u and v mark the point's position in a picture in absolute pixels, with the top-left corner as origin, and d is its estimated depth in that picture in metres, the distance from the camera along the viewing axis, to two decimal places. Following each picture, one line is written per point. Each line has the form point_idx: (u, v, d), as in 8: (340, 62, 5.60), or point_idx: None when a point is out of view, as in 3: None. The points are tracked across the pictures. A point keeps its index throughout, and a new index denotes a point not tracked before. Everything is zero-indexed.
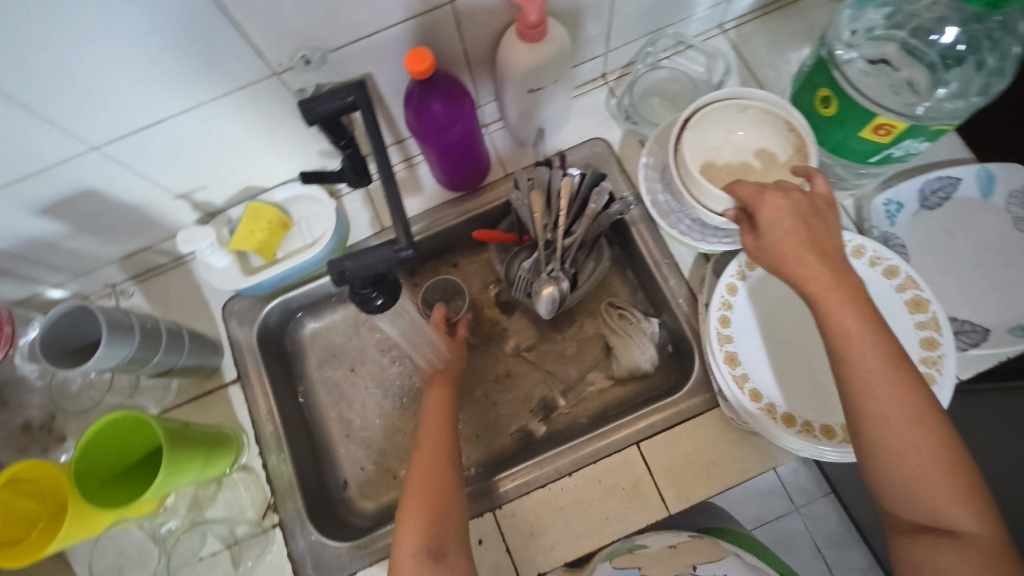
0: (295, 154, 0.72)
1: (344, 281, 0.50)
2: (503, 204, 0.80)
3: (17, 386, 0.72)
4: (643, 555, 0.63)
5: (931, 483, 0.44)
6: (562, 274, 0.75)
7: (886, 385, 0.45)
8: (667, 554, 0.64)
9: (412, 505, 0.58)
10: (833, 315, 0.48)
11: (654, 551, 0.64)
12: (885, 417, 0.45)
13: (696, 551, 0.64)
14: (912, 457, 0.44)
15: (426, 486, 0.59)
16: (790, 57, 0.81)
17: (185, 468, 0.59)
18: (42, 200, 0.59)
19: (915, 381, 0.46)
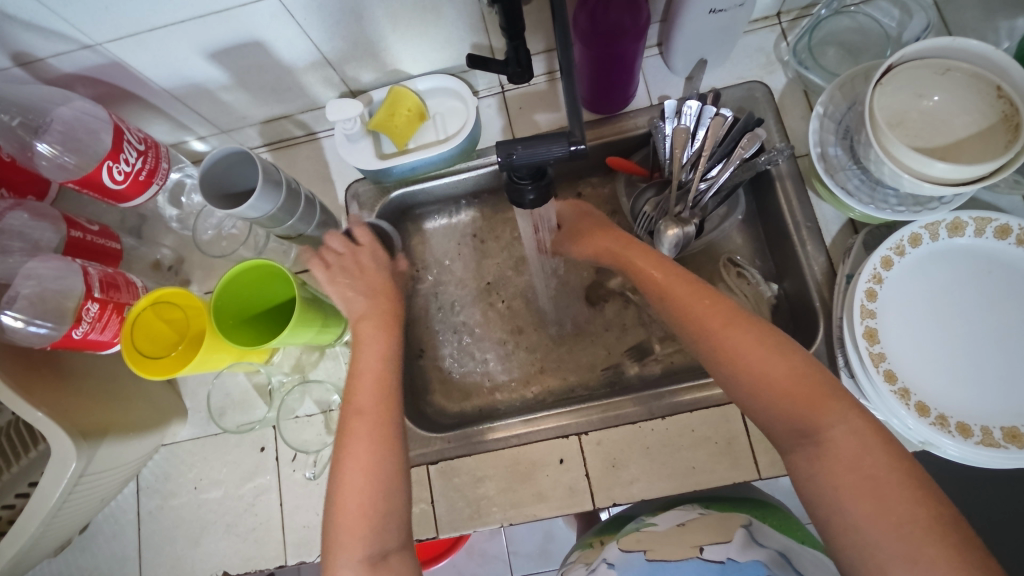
0: (448, 45, 0.69)
1: (508, 167, 0.48)
2: (642, 135, 0.76)
3: (155, 225, 0.77)
4: (647, 538, 0.57)
5: (857, 467, 0.42)
6: (690, 217, 0.70)
7: (771, 362, 0.46)
8: (672, 535, 0.57)
9: (356, 444, 0.51)
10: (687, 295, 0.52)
11: (660, 534, 0.58)
12: (747, 363, 0.47)
13: (705, 529, 0.56)
14: (799, 387, 0.45)
15: (368, 410, 0.52)
16: (1000, 25, 0.71)
17: (309, 327, 0.63)
18: (215, 42, 0.60)
19: (751, 341, 0.48)
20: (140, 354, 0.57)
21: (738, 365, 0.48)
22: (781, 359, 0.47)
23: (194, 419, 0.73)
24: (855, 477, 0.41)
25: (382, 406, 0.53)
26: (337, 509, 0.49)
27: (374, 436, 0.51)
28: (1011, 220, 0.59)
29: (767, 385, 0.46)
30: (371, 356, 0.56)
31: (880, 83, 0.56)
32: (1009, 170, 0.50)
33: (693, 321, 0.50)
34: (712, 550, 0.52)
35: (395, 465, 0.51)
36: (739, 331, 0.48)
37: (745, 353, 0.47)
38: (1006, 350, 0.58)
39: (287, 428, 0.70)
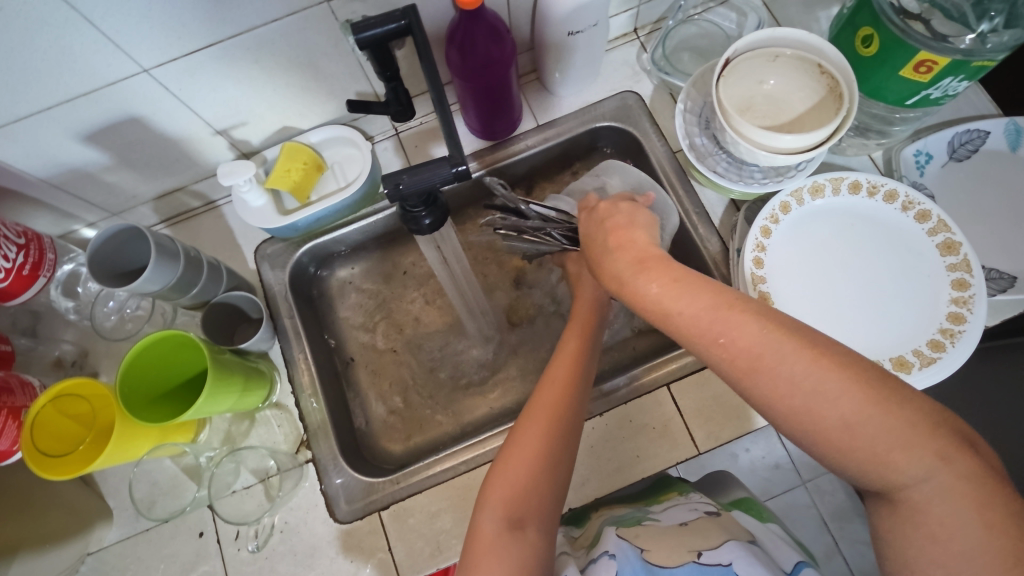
0: (333, 97, 0.71)
1: (398, 196, 0.50)
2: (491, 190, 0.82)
3: (51, 321, 0.73)
4: (645, 532, 0.53)
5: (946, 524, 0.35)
6: None
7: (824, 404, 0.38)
8: (674, 532, 0.53)
9: (529, 428, 0.51)
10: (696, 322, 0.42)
11: (660, 528, 0.54)
12: (800, 403, 0.38)
13: (704, 534, 0.51)
14: (871, 425, 0.37)
15: (543, 412, 0.52)
16: (820, 14, 0.81)
17: (228, 392, 0.61)
18: (89, 123, 0.60)
19: (790, 363, 0.39)
20: (43, 454, 0.53)
21: (800, 406, 0.38)
22: (848, 399, 0.37)
23: (121, 518, 0.68)
24: (932, 522, 0.36)
25: (560, 410, 0.52)
26: (481, 530, 0.46)
27: (533, 440, 0.50)
28: (859, 176, 0.66)
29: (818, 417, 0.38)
30: (571, 344, 0.59)
31: (724, 76, 0.63)
32: (839, 134, 0.58)
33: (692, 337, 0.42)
34: (710, 555, 0.48)
35: (561, 451, 0.51)
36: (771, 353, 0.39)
37: (796, 389, 0.38)
38: (884, 287, 0.64)
39: (224, 505, 0.67)
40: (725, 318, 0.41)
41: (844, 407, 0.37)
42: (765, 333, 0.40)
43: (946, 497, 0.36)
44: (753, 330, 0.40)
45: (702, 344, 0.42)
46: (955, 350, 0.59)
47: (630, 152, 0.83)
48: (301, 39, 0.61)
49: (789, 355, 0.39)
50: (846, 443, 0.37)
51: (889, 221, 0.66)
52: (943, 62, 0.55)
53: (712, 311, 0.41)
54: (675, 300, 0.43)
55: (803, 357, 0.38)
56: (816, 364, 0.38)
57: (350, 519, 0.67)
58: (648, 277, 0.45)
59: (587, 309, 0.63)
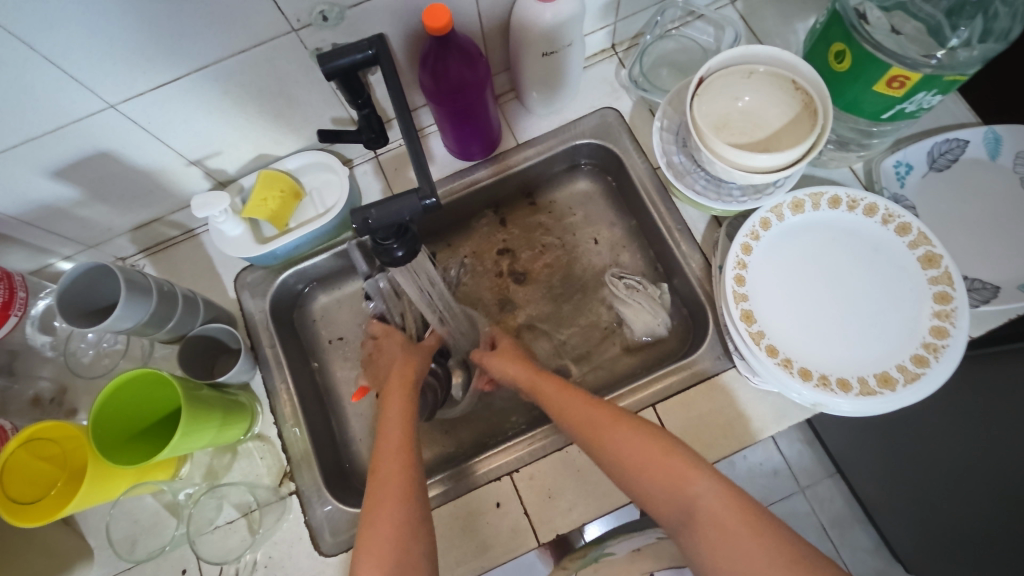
0: (307, 123, 0.71)
1: (368, 230, 0.49)
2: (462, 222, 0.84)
3: (27, 358, 0.71)
4: (604, 568, 0.63)
5: (732, 533, 0.45)
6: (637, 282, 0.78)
7: (651, 461, 0.51)
8: (626, 561, 0.62)
9: (387, 485, 0.52)
10: (575, 408, 0.59)
11: (618, 560, 0.64)
12: (629, 459, 0.52)
13: (654, 559, 0.61)
14: (681, 470, 0.50)
15: (392, 470, 0.53)
16: (798, 26, 0.81)
17: (206, 428, 0.60)
18: (57, 160, 0.59)
19: (639, 429, 0.54)
20: (14, 502, 0.52)
21: (645, 464, 0.52)
22: (667, 444, 0.52)
23: (102, 558, 0.67)
24: (725, 534, 0.46)
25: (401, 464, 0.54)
26: None
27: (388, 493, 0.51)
28: (838, 190, 0.66)
29: (651, 469, 0.51)
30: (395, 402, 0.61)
31: (698, 95, 0.62)
32: (815, 151, 0.57)
33: (570, 416, 0.59)
34: None
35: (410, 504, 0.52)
36: (625, 424, 0.55)
37: (635, 450, 0.53)
38: (856, 305, 0.63)
39: (205, 543, 0.66)
40: (590, 402, 0.59)
41: (675, 458, 0.51)
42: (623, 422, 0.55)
43: (727, 513, 0.47)
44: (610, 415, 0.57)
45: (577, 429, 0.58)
46: (940, 365, 0.58)
47: (611, 168, 0.83)
48: (271, 70, 0.60)
49: (630, 421, 0.55)
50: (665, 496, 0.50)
51: (870, 234, 0.65)
52: (913, 78, 0.54)
53: (581, 393, 0.61)
54: (556, 384, 0.63)
55: (635, 428, 0.54)
56: (642, 430, 0.54)
57: (334, 552, 0.65)
58: (548, 382, 0.64)
59: (412, 370, 0.66)
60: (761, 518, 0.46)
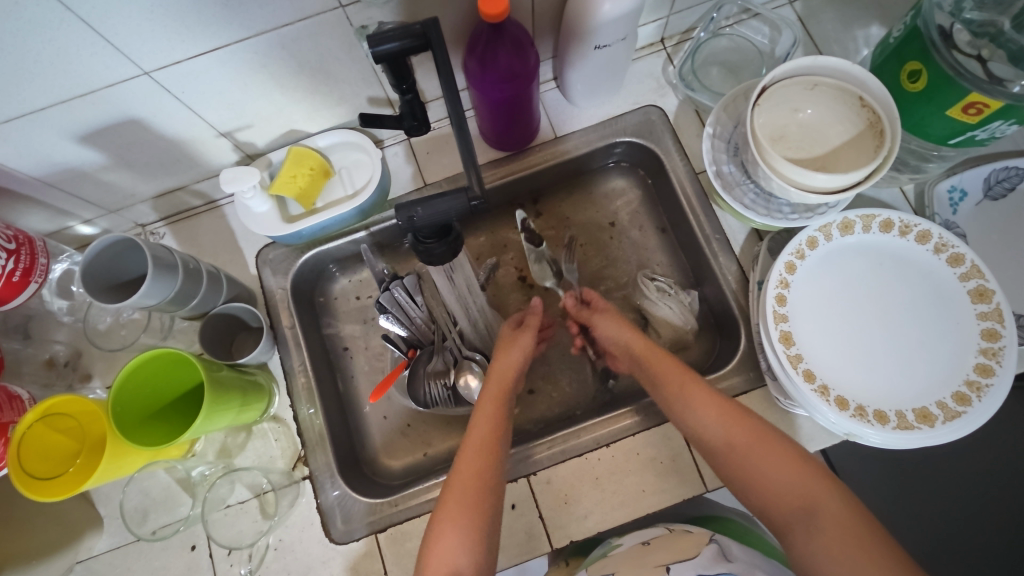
0: (343, 101, 0.68)
1: (411, 227, 0.47)
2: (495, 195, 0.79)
3: (45, 322, 0.70)
4: (614, 561, 0.61)
5: (855, 547, 0.44)
6: (670, 287, 0.75)
7: (767, 459, 0.50)
8: (635, 555, 0.61)
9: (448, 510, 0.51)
10: (702, 401, 0.55)
11: (625, 552, 0.62)
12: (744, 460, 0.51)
13: (663, 549, 0.60)
14: (796, 474, 0.49)
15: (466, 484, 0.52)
16: (858, 34, 0.78)
17: (226, 410, 0.59)
18: (86, 125, 0.56)
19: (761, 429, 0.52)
20: (33, 477, 0.51)
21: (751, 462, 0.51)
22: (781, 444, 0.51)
23: (112, 528, 0.66)
24: (842, 543, 0.44)
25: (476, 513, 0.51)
26: None
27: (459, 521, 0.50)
28: (891, 214, 0.63)
29: (763, 467, 0.50)
30: (482, 425, 0.57)
31: (758, 104, 0.59)
32: (879, 174, 0.55)
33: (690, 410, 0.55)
34: (677, 568, 0.55)
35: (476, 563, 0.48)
36: (742, 421, 0.53)
37: (750, 451, 0.51)
38: (888, 347, 0.61)
39: (216, 522, 0.65)
40: (706, 390, 0.56)
41: (791, 465, 0.49)
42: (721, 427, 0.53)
43: (843, 519, 0.46)
44: (713, 417, 0.54)
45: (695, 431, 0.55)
46: (982, 405, 0.56)
47: (650, 167, 0.80)
48: (312, 45, 0.57)
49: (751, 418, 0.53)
50: (775, 500, 0.49)
51: (919, 261, 0.63)
52: (994, 106, 0.51)
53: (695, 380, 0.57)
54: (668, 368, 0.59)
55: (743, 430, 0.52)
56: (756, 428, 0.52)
57: (345, 540, 0.65)
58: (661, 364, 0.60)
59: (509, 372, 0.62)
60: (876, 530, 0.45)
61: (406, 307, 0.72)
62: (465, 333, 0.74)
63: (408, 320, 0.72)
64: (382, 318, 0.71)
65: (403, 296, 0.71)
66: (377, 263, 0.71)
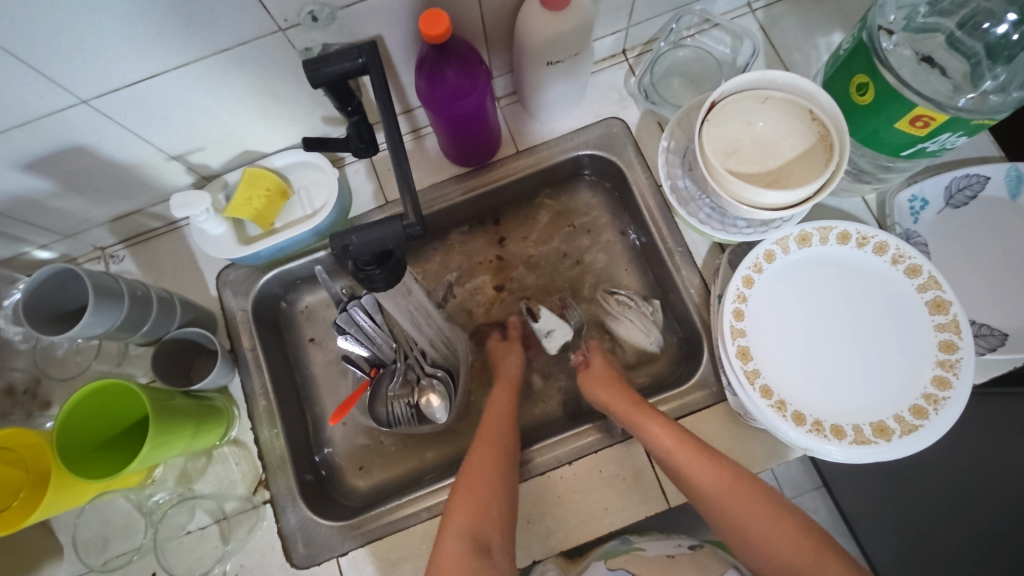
0: (296, 121, 0.67)
1: (348, 256, 0.46)
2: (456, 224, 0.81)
3: (1, 349, 0.69)
4: (635, 561, 0.64)
5: None
6: (632, 298, 0.77)
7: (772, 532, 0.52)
8: (659, 562, 0.63)
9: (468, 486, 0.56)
10: (702, 470, 0.55)
11: (649, 559, 0.64)
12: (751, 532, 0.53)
13: (689, 564, 0.62)
14: (801, 545, 0.51)
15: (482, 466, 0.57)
16: (819, 41, 0.77)
17: (178, 438, 0.58)
18: (28, 154, 0.56)
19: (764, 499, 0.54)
20: None
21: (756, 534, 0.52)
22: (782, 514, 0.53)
23: (71, 557, 0.66)
24: None
25: (490, 497, 0.55)
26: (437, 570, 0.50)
27: (473, 506, 0.54)
28: (848, 226, 0.63)
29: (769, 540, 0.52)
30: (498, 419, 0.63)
31: (708, 119, 0.59)
32: (828, 189, 0.54)
33: (690, 480, 0.56)
34: None
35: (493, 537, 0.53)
36: (744, 488, 0.55)
37: (753, 524, 0.53)
38: (847, 360, 0.61)
39: (175, 549, 0.65)
40: (703, 456, 0.56)
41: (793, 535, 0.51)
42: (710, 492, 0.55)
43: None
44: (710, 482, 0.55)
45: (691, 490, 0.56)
46: (938, 418, 0.56)
47: (614, 180, 0.79)
48: (256, 68, 0.57)
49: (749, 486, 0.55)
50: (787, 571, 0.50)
51: (876, 272, 0.63)
52: (938, 120, 0.51)
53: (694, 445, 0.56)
54: (657, 431, 0.58)
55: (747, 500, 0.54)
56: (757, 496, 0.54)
57: (306, 564, 0.64)
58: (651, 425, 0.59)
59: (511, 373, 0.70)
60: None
61: (367, 328, 0.72)
62: (426, 350, 0.74)
63: (370, 339, 0.72)
64: (342, 339, 0.71)
65: (364, 315, 0.71)
66: (333, 285, 0.69)
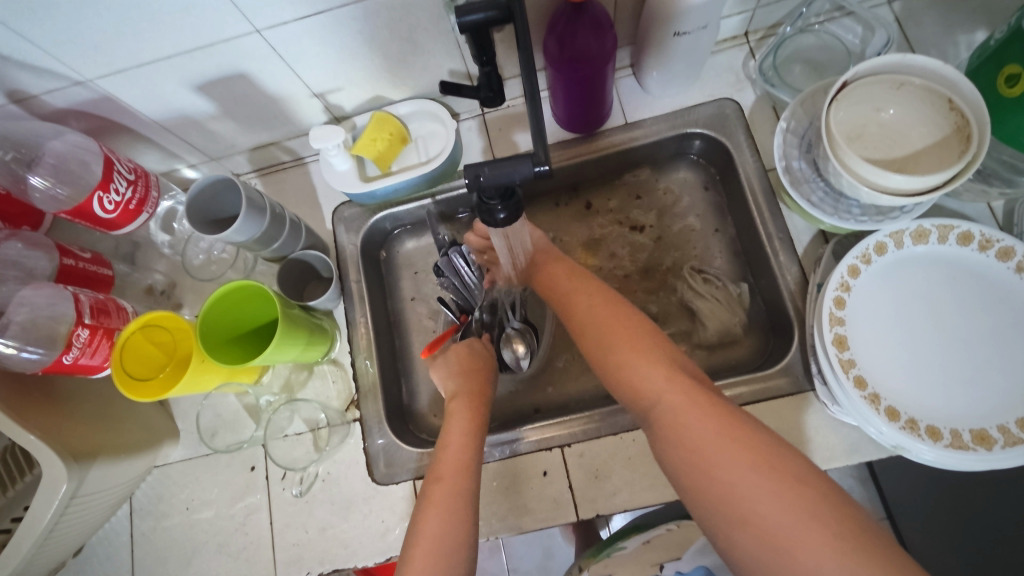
0: (426, 73, 0.72)
1: (477, 188, 0.50)
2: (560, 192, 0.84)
3: (148, 251, 0.79)
4: (614, 562, 0.66)
5: (723, 474, 0.42)
6: (724, 282, 0.76)
7: (664, 389, 0.49)
8: (637, 554, 0.65)
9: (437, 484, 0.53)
10: (606, 334, 0.56)
11: (629, 553, 0.66)
12: (639, 386, 0.51)
13: (664, 548, 0.64)
14: (680, 394, 0.48)
15: (452, 438, 0.58)
16: (960, 38, 0.74)
17: (294, 344, 0.65)
18: (202, 75, 0.63)
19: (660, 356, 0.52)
20: (131, 377, 0.59)
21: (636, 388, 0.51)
22: (671, 367, 0.50)
23: (186, 441, 0.75)
24: (714, 468, 0.43)
25: (457, 474, 0.54)
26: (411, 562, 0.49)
27: (447, 488, 0.53)
28: (972, 227, 0.60)
29: (656, 391, 0.49)
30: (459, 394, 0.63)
31: (836, 100, 0.58)
32: (960, 180, 0.52)
33: (600, 339, 0.56)
34: (667, 568, 0.62)
35: (465, 529, 0.51)
36: (640, 347, 0.53)
37: (647, 387, 0.50)
38: (949, 362, 0.59)
39: (276, 447, 0.72)
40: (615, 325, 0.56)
41: (666, 395, 0.48)
42: (724, 425, 0.44)
43: (719, 446, 0.44)
44: (669, 386, 0.49)
45: (631, 390, 0.51)
46: None
47: (719, 161, 0.79)
48: (405, 17, 0.62)
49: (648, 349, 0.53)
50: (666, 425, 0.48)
51: (996, 279, 0.60)
52: None
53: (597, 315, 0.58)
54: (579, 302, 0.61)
55: (643, 361, 0.51)
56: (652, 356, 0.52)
57: (386, 482, 0.70)
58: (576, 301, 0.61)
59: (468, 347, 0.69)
60: (753, 455, 0.42)
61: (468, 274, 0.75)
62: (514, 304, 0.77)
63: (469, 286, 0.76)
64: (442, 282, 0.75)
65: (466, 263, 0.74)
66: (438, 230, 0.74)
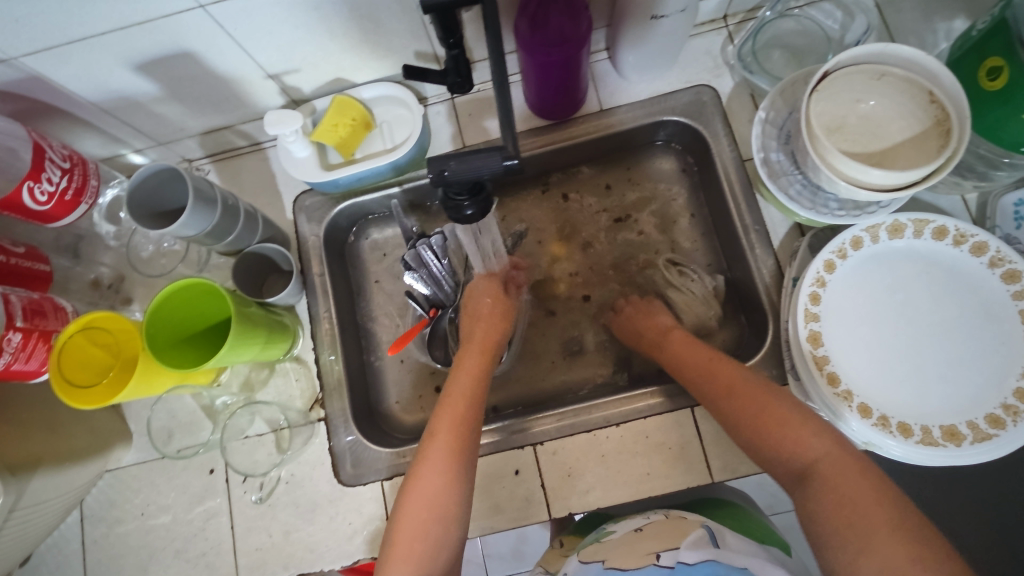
0: (391, 54, 0.68)
1: (442, 183, 0.47)
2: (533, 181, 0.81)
3: (92, 243, 0.73)
4: (605, 548, 0.58)
5: (854, 507, 0.44)
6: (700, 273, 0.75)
7: (773, 418, 0.51)
8: (630, 541, 0.57)
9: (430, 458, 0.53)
10: (723, 371, 0.58)
11: (617, 540, 0.59)
12: (753, 416, 0.53)
13: (657, 537, 0.56)
14: (798, 427, 0.50)
15: (454, 410, 0.56)
16: (939, 26, 0.72)
17: (253, 343, 0.61)
18: (142, 54, 0.58)
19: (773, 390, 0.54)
20: (71, 384, 0.55)
21: (757, 419, 0.52)
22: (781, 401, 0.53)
23: (140, 444, 0.71)
24: (840, 494, 0.45)
25: (456, 453, 0.53)
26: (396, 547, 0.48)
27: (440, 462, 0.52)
28: (947, 221, 0.60)
29: (781, 427, 0.51)
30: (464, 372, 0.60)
31: (817, 91, 0.56)
32: (939, 176, 0.51)
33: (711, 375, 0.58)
34: (666, 556, 0.52)
35: (456, 507, 0.51)
36: (746, 384, 0.55)
37: (773, 416, 0.52)
38: (923, 357, 0.59)
39: (235, 449, 0.69)
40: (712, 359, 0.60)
41: (801, 430, 0.50)
42: (834, 454, 0.47)
43: (844, 473, 0.46)
44: (790, 419, 0.51)
45: (742, 422, 0.53)
46: (1016, 430, 0.54)
47: (696, 150, 0.77)
48: None
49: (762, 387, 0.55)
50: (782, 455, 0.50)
51: (969, 273, 0.60)
52: None
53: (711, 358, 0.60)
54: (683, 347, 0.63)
55: (756, 397, 0.54)
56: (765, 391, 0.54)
57: (353, 483, 0.67)
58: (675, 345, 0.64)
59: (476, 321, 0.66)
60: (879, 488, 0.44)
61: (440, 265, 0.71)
62: None
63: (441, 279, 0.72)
64: (408, 276, 0.70)
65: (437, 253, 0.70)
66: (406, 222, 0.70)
